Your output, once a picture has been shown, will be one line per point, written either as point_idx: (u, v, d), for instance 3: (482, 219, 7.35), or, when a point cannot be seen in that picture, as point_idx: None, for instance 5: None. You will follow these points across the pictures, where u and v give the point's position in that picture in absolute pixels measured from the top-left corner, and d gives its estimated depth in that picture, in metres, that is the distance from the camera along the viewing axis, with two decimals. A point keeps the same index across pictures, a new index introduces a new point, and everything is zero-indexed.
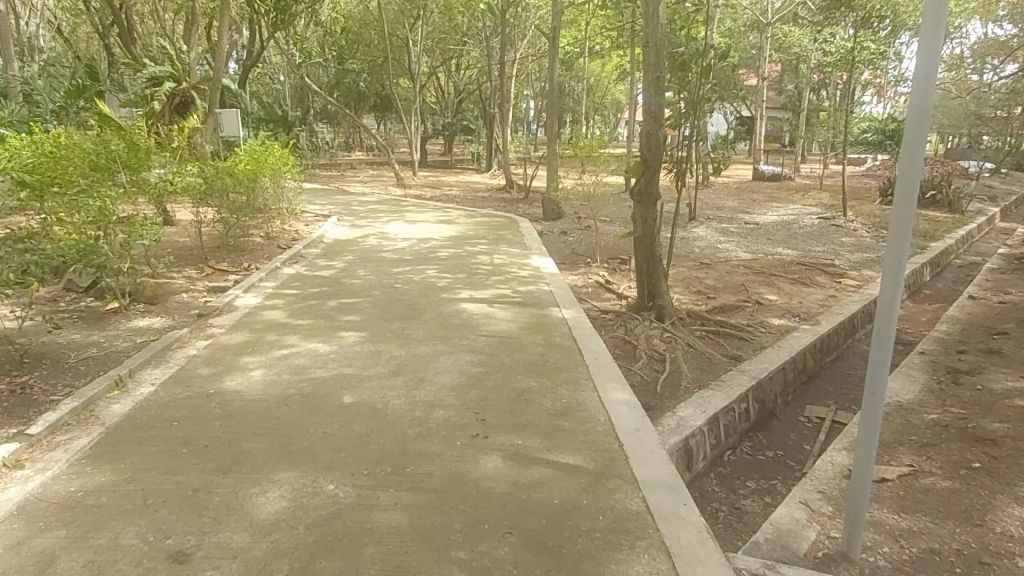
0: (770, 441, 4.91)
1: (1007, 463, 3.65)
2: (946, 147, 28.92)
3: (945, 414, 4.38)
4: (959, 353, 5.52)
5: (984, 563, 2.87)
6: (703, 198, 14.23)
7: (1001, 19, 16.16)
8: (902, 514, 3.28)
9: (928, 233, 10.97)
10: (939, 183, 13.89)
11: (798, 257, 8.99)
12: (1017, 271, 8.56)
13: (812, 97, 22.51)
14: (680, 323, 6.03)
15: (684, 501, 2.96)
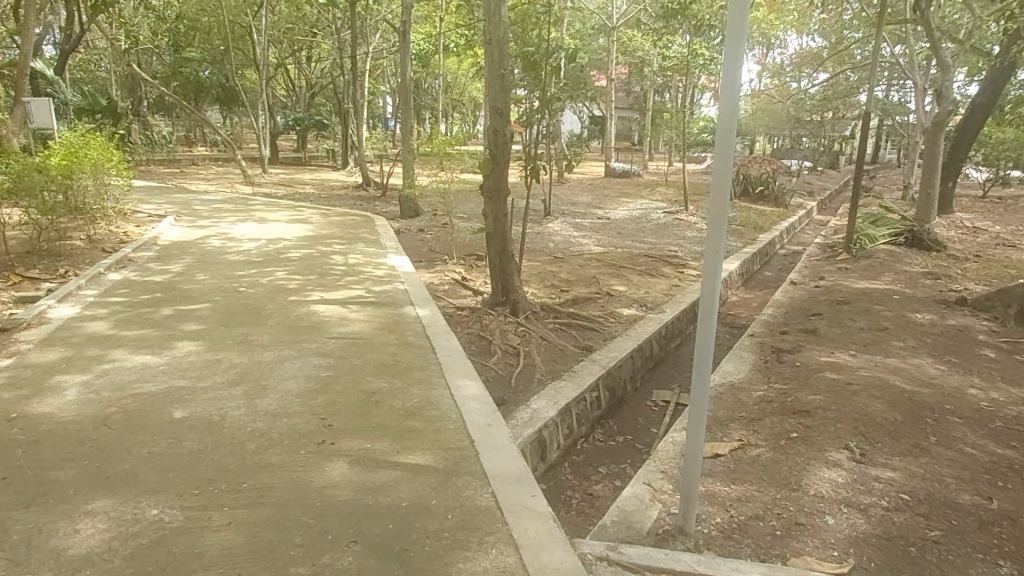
0: (619, 426, 5.14)
1: (818, 430, 4.04)
2: (773, 146, 31.91)
3: (769, 390, 4.80)
4: (782, 334, 6.07)
5: (800, 523, 3.15)
6: (558, 194, 14.65)
7: (814, 32, 18.03)
8: (732, 484, 3.54)
9: (758, 225, 12.01)
10: (766, 179, 15.28)
11: (645, 250, 9.51)
12: (830, 258, 9.58)
13: (655, 98, 23.99)
14: (535, 317, 6.15)
15: (532, 491, 3.01)
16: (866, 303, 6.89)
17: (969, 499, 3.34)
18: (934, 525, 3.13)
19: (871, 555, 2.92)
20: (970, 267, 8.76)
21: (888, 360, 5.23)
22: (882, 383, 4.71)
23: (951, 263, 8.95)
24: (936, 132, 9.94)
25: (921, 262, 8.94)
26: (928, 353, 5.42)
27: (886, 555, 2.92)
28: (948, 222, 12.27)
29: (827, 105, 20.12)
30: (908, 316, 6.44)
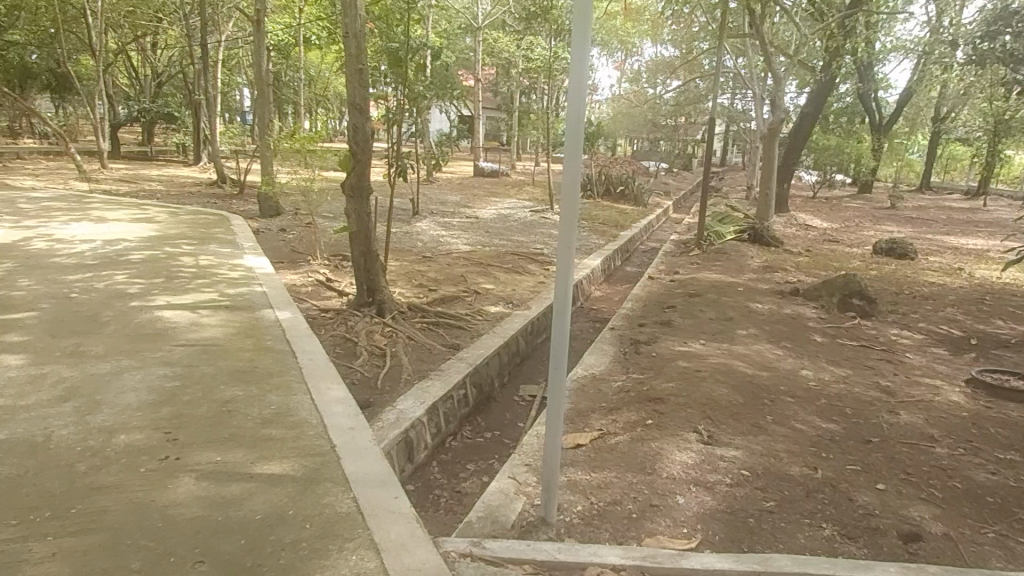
0: (488, 422, 5.18)
1: (671, 415, 4.30)
2: (632, 148, 33.55)
3: (627, 380, 5.04)
4: (640, 326, 6.39)
5: (654, 505, 3.33)
6: (426, 193, 14.56)
7: (666, 41, 19.14)
8: (592, 472, 3.68)
9: (619, 223, 12.58)
10: (626, 180, 16.04)
11: (513, 248, 9.67)
12: (683, 254, 10.23)
13: (522, 99, 24.48)
14: (402, 316, 6.07)
15: (395, 493, 2.96)
16: (714, 295, 7.41)
17: (798, 471, 3.69)
18: (769, 497, 3.42)
19: (716, 529, 3.14)
20: (802, 260, 9.67)
21: (733, 348, 5.66)
22: (727, 369, 5.09)
23: (786, 257, 9.84)
24: (772, 138, 10.86)
25: (761, 257, 9.75)
26: (767, 340, 5.92)
27: (729, 528, 3.15)
28: (784, 219, 13.47)
29: (679, 110, 21.44)
30: (750, 306, 7.00)
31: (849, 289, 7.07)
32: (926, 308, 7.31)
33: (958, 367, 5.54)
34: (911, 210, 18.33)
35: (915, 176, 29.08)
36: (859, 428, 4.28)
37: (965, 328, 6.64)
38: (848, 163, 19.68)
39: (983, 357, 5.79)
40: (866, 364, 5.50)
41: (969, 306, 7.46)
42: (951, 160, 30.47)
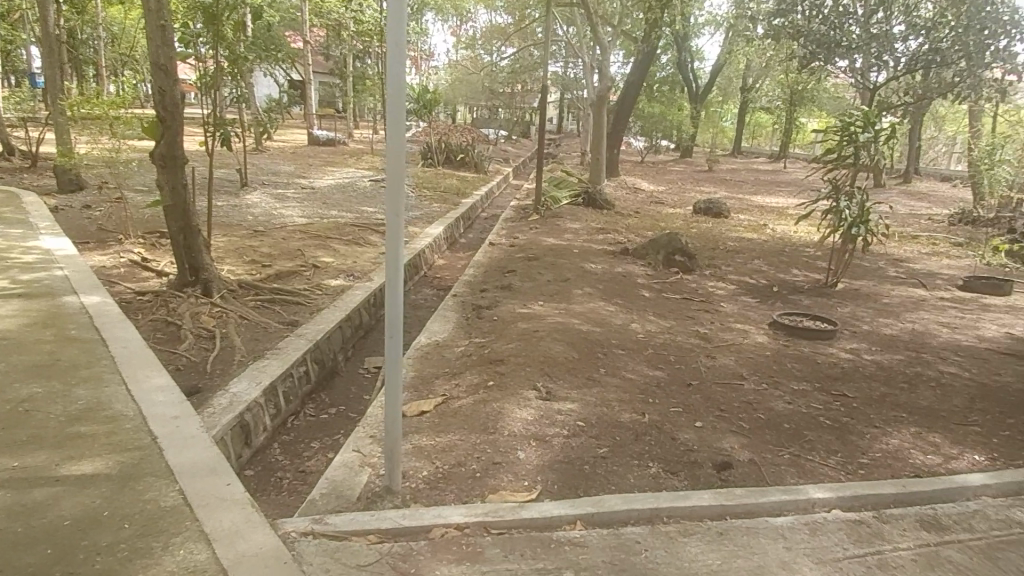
0: (331, 398, 5.05)
1: (512, 376, 4.43)
2: (472, 115, 33.65)
3: (470, 344, 5.13)
4: (482, 291, 6.50)
5: (497, 462, 3.44)
6: (256, 163, 13.70)
7: (500, 8, 19.25)
8: (437, 437, 3.72)
9: (460, 191, 12.64)
10: (466, 147, 16.11)
11: (352, 219, 9.40)
12: (523, 219, 10.50)
13: (356, 63, 23.64)
14: (232, 295, 5.70)
15: (227, 480, 2.81)
16: (552, 258, 7.68)
17: (628, 417, 3.97)
18: (603, 444, 3.65)
19: (554, 479, 3.31)
20: (631, 222, 10.27)
21: (569, 307, 5.93)
22: (564, 327, 5.33)
23: (617, 219, 10.40)
24: (601, 106, 11.37)
25: (595, 220, 10.25)
26: (600, 298, 6.26)
27: (567, 477, 3.33)
28: (615, 183, 14.21)
29: (516, 78, 21.80)
30: (585, 267, 7.35)
31: (672, 247, 7.64)
32: (737, 262, 8.09)
33: (762, 312, 6.21)
34: (726, 173, 20.05)
35: (728, 142, 31.79)
36: (680, 373, 4.69)
37: (768, 277, 7.44)
38: (671, 130, 21.07)
39: (783, 302, 6.53)
40: (687, 314, 6.00)
41: (772, 258, 8.35)
42: (757, 128, 33.65)
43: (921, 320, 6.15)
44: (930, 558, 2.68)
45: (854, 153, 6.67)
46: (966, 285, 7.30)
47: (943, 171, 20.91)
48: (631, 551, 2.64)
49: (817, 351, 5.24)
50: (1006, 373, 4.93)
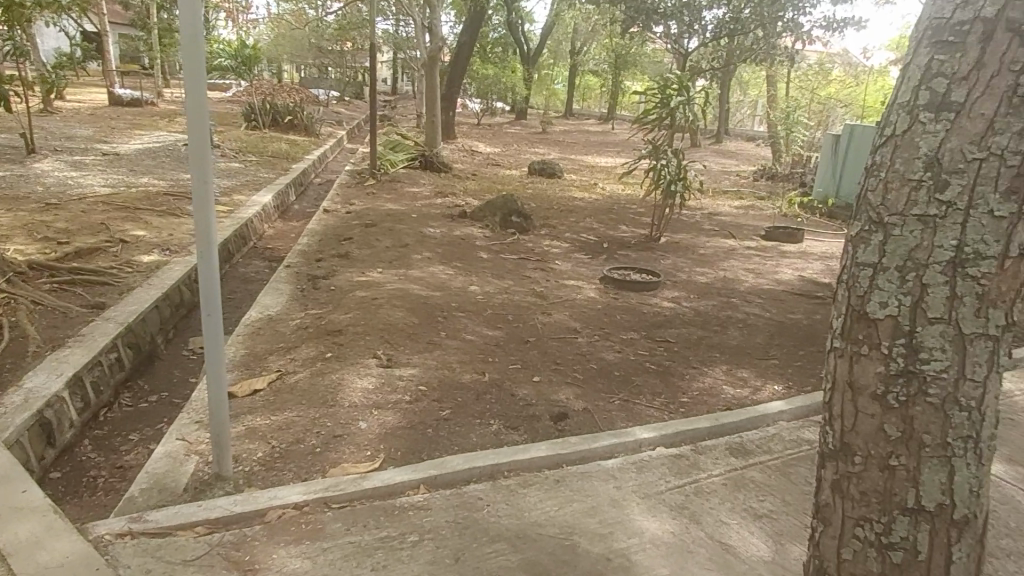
0: (152, 384, 4.64)
1: (350, 346, 4.31)
2: (300, 74, 31.85)
3: (306, 316, 4.91)
4: (317, 261, 6.23)
5: (338, 436, 3.35)
6: (46, 126, 12.04)
7: None
8: (272, 415, 3.55)
9: (289, 155, 11.97)
10: (293, 108, 15.24)
11: (166, 187, 8.57)
12: (358, 183, 10.17)
13: (162, 15, 21.39)
14: (20, 279, 5.00)
15: (24, 486, 2.50)
16: (389, 223, 7.53)
17: (469, 378, 4.03)
18: (445, 406, 3.68)
19: (397, 446, 3.28)
20: (469, 185, 10.30)
21: (409, 273, 5.86)
22: (403, 294, 5.26)
23: (454, 182, 10.39)
24: (432, 66, 11.20)
25: (433, 183, 10.16)
26: (439, 262, 6.25)
27: (410, 442, 3.32)
28: (452, 146, 14.15)
29: (344, 34, 20.86)
30: (423, 231, 7.29)
31: (508, 209, 7.77)
32: (570, 221, 8.41)
33: (593, 267, 6.53)
34: (559, 135, 20.68)
35: (560, 105, 32.75)
36: (519, 331, 4.82)
37: (598, 234, 7.81)
38: (505, 92, 21.31)
39: (612, 257, 6.90)
40: (523, 274, 6.16)
41: (602, 216, 8.78)
42: (587, 91, 34.93)
43: (730, 268, 6.77)
44: (737, 480, 3.00)
45: (670, 114, 7.11)
46: (768, 235, 8.18)
47: (748, 132, 23.04)
48: (474, 507, 2.70)
49: (643, 302, 5.61)
50: (799, 312, 5.59)
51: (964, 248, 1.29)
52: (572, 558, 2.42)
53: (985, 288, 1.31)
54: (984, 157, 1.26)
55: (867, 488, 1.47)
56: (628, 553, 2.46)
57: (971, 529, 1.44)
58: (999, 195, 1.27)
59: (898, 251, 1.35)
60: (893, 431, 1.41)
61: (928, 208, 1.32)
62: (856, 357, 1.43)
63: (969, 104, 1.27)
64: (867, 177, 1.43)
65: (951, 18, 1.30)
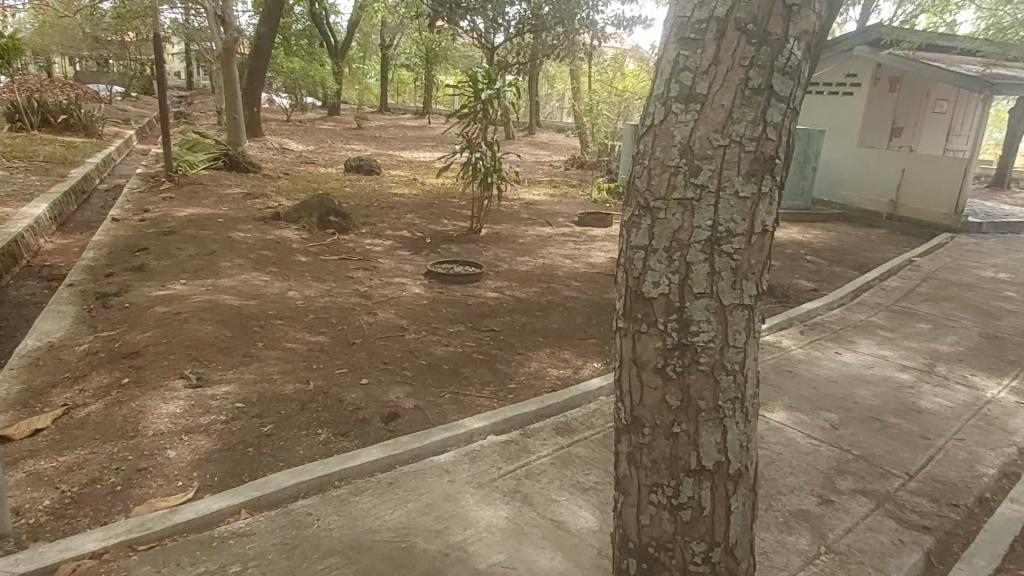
0: None
1: (152, 369, 3.90)
2: (74, 67, 28.28)
3: (97, 340, 4.37)
4: (107, 276, 5.57)
5: (142, 469, 3.02)
6: None
7: None
8: (58, 456, 3.11)
9: (66, 159, 10.61)
10: (68, 106, 13.52)
11: None
12: (154, 187, 9.25)
13: None
14: None
15: None
16: (193, 230, 6.93)
17: (292, 388, 3.82)
18: (266, 421, 3.46)
19: (214, 471, 3.03)
20: (280, 185, 9.76)
21: (218, 282, 5.43)
22: (212, 306, 4.87)
23: (264, 182, 9.81)
24: (229, 59, 10.49)
25: (240, 185, 9.52)
26: (251, 268, 5.86)
27: (229, 464, 3.08)
28: (258, 143, 13.31)
29: (125, 23, 18.86)
30: (232, 237, 6.79)
31: (324, 208, 7.48)
32: (390, 218, 8.28)
33: (417, 263, 6.49)
34: (374, 130, 20.26)
35: (374, 99, 32.16)
36: (344, 334, 4.65)
37: (420, 230, 7.77)
38: (313, 86, 20.46)
39: (435, 252, 6.91)
40: (345, 275, 5.96)
41: (423, 210, 8.75)
42: (399, 85, 34.54)
43: (549, 255, 7.07)
44: (564, 458, 3.14)
45: (482, 109, 7.22)
46: (581, 221, 8.62)
47: (558, 124, 24.16)
48: (302, 524, 2.56)
49: (468, 294, 5.67)
50: (613, 291, 5.96)
51: (718, 227, 1.43)
52: (409, 559, 2.38)
53: (737, 263, 1.45)
54: (727, 144, 1.39)
55: (657, 456, 1.58)
56: (465, 545, 2.47)
57: (743, 481, 1.60)
58: (742, 177, 1.41)
59: (664, 233, 1.46)
60: (673, 400, 1.52)
61: (686, 191, 1.43)
62: (637, 335, 1.53)
63: (711, 96, 1.39)
64: (635, 165, 1.53)
65: (690, 18, 1.41)
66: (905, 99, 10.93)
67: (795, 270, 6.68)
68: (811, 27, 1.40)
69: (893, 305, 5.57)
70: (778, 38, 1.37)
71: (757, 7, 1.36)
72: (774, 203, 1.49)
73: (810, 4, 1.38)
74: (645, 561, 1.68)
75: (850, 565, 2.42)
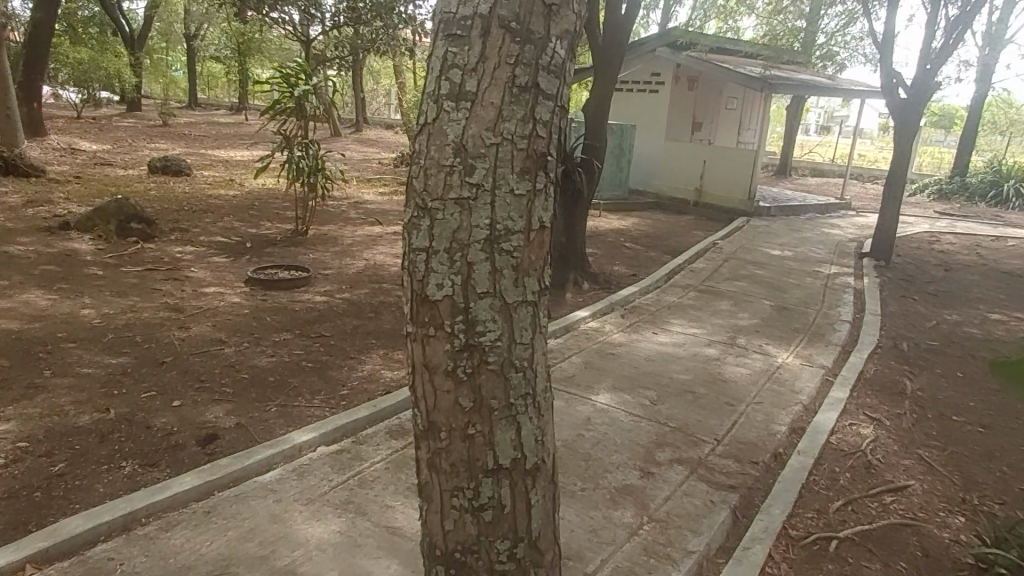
0: None
1: None
2: None
3: None
4: None
5: None
6: None
7: None
8: None
9: None
10: None
11: None
12: None
13: None
14: None
15: None
16: None
17: (88, 419, 3.40)
18: (57, 459, 3.05)
19: None
20: (71, 190, 8.67)
21: None
22: None
23: (50, 188, 8.66)
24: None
25: (19, 191, 8.33)
26: (35, 287, 5.14)
27: (10, 513, 2.68)
28: (39, 143, 11.73)
29: None
30: (11, 251, 5.92)
31: (125, 214, 6.75)
32: (203, 222, 7.66)
33: (236, 270, 6.07)
34: (183, 128, 18.69)
35: (182, 94, 29.64)
36: (152, 353, 4.23)
37: (238, 234, 7.27)
38: (108, 80, 18.44)
39: (257, 256, 6.50)
40: (153, 287, 5.43)
41: (242, 213, 8.20)
42: (210, 79, 32.12)
43: (379, 254, 6.92)
44: (398, 462, 3.07)
45: (299, 105, 6.86)
46: None
47: (385, 120, 23.79)
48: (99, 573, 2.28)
49: (293, 299, 5.40)
50: None
51: (496, 225, 1.37)
52: None
53: (519, 260, 1.41)
54: (500, 142, 1.34)
55: (455, 461, 1.49)
56: (293, 567, 2.34)
57: (542, 474, 1.57)
58: (516, 174, 1.37)
59: (444, 233, 1.37)
60: (466, 402, 1.44)
61: (462, 190, 1.35)
62: (425, 340, 1.43)
63: (481, 93, 1.34)
64: (412, 165, 1.44)
65: (455, 14, 1.36)
66: (701, 96, 12.02)
67: (616, 257, 7.11)
68: (571, 28, 1.40)
69: (700, 285, 6.10)
70: (540, 38, 1.35)
71: (518, 7, 1.33)
72: (551, 200, 1.47)
73: (569, 4, 1.38)
74: (453, 566, 1.58)
75: (670, 530, 2.60)
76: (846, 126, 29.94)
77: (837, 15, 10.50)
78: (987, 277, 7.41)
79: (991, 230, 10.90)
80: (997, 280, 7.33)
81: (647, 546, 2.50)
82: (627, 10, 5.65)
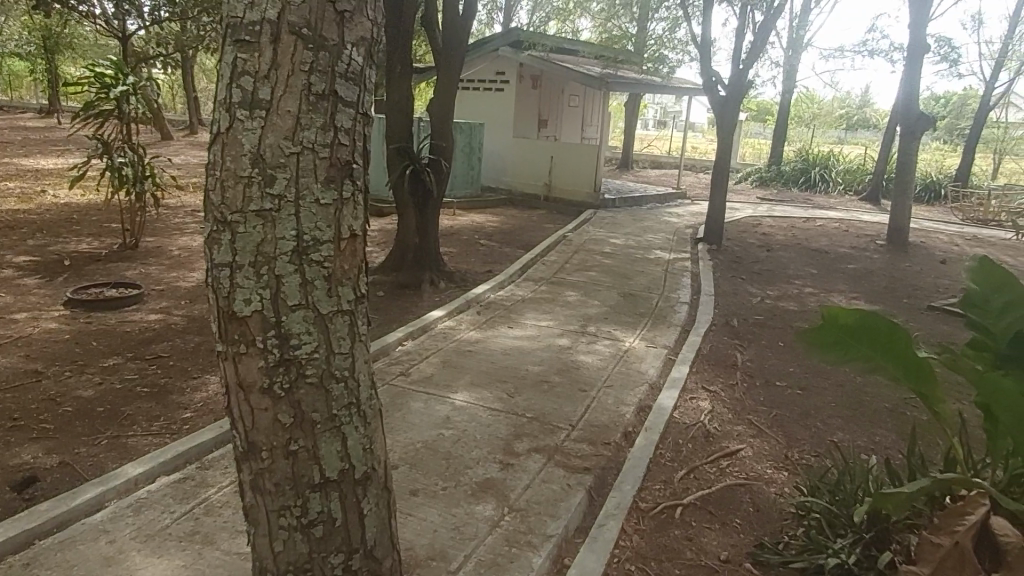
0: None
1: None
2: None
3: None
4: None
5: None
6: None
7: None
8: None
9: None
10: None
11: None
12: None
13: None
14: None
15: None
16: None
17: None
18: None
19: None
20: None
21: None
22: None
23: None
24: None
25: None
26: None
27: None
28: None
29: None
30: None
31: None
32: (8, 240, 6.80)
33: (52, 292, 5.46)
34: None
35: None
36: None
37: (52, 252, 6.53)
38: None
39: (78, 276, 5.89)
40: None
41: (57, 229, 7.37)
42: (12, 77, 28.57)
43: None
44: None
45: (118, 106, 6.27)
46: None
47: None
48: None
49: (123, 320, 4.95)
50: None
51: (303, 236, 1.45)
52: None
53: (330, 270, 1.50)
54: (299, 151, 1.42)
55: (279, 479, 1.57)
56: None
57: (371, 482, 1.68)
58: (319, 184, 1.46)
59: (248, 247, 1.43)
60: (286, 417, 1.53)
61: (263, 202, 1.42)
62: (236, 357, 1.49)
63: (276, 102, 1.40)
64: (209, 176, 1.47)
65: (243, 18, 1.39)
66: (545, 94, 12.40)
67: (471, 254, 7.18)
68: (366, 34, 1.48)
69: (551, 277, 6.32)
70: (333, 44, 1.42)
71: (308, 12, 1.39)
72: (360, 208, 1.56)
73: (362, 10, 1.46)
74: None
75: (530, 518, 2.68)
76: (679, 120, 32.12)
77: (663, 19, 11.21)
78: (801, 255, 8.29)
79: (803, 212, 12.20)
80: (808, 256, 8.22)
81: (509, 536, 2.56)
82: (464, 8, 5.70)
